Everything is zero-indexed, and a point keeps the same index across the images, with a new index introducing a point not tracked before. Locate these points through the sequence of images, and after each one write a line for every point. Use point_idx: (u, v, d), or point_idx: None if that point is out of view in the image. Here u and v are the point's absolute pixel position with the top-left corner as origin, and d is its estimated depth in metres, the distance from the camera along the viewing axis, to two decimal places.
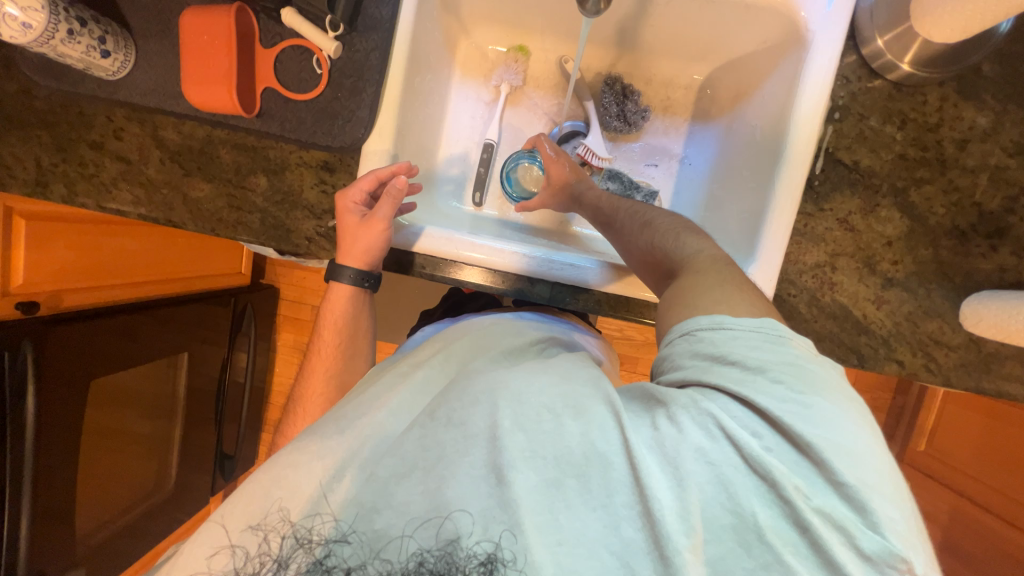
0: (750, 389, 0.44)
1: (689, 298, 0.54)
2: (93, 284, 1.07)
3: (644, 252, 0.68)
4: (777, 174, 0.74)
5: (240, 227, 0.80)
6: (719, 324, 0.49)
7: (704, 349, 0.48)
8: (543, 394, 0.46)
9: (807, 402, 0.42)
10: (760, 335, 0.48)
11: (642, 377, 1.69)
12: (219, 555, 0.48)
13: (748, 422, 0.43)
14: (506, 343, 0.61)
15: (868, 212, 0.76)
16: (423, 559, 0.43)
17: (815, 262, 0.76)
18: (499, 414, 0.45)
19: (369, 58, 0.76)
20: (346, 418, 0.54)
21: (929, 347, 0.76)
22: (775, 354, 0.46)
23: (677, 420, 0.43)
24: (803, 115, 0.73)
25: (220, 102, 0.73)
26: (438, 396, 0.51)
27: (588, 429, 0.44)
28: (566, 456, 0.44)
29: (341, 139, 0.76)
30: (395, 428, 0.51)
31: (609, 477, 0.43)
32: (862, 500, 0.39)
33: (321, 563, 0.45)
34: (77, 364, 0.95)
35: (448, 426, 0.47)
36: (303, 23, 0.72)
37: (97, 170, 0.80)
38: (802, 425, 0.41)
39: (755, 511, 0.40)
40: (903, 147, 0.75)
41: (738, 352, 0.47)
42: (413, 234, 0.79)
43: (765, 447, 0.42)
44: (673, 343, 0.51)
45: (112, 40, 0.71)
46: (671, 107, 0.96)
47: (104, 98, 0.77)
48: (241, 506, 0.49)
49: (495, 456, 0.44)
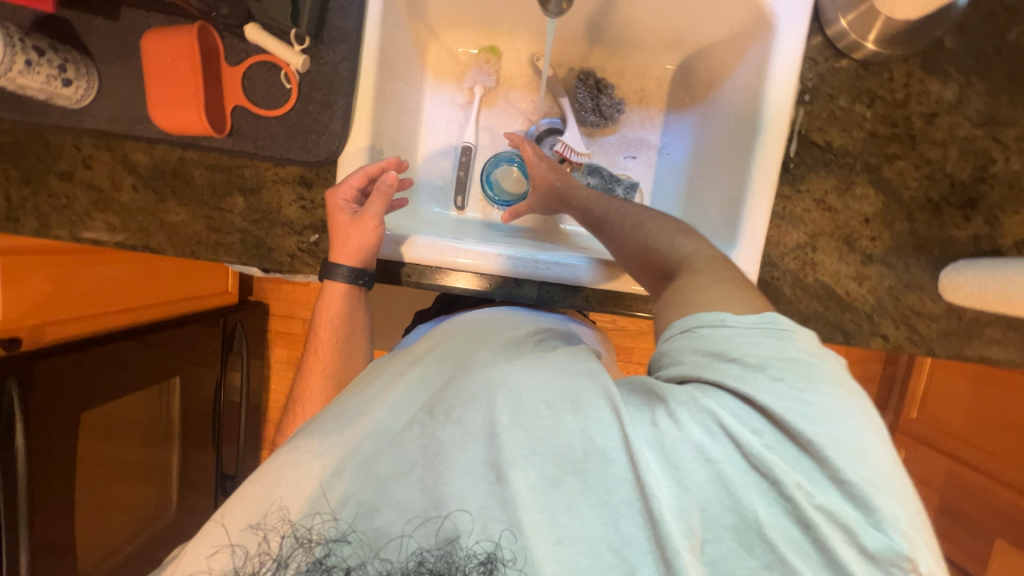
0: (750, 386, 0.44)
1: (690, 295, 0.55)
2: (75, 315, 1.06)
3: (640, 255, 0.68)
4: (753, 158, 0.75)
5: (220, 248, 0.79)
6: (721, 321, 0.49)
7: (703, 345, 0.49)
8: (541, 390, 0.46)
9: (808, 400, 0.43)
10: (761, 330, 0.48)
11: (638, 367, 1.70)
12: (218, 554, 0.47)
13: (749, 419, 0.43)
14: (506, 337, 0.62)
15: (843, 190, 0.77)
16: (423, 559, 0.43)
17: (795, 243, 0.77)
18: (498, 408, 0.46)
19: (338, 70, 0.75)
20: (344, 416, 0.53)
21: (911, 319, 0.78)
22: (776, 349, 0.46)
23: (678, 418, 0.44)
24: (775, 97, 0.74)
25: (189, 124, 0.71)
26: (438, 392, 0.51)
27: (587, 424, 0.45)
28: (566, 454, 0.44)
29: (317, 153, 0.76)
30: (395, 424, 0.50)
31: (609, 473, 0.43)
32: (866, 497, 0.40)
33: (321, 563, 0.45)
34: (67, 396, 0.95)
35: (448, 423, 0.47)
36: (268, 38, 0.71)
37: (68, 201, 0.79)
38: (804, 423, 0.42)
39: (755, 509, 0.41)
40: (873, 125, 0.76)
41: (738, 348, 0.47)
42: (403, 242, 0.79)
43: (765, 445, 0.42)
44: (674, 338, 0.52)
45: (72, 68, 0.70)
46: (645, 98, 0.96)
47: (71, 127, 0.75)
48: (239, 506, 0.48)
49: (494, 452, 0.44)
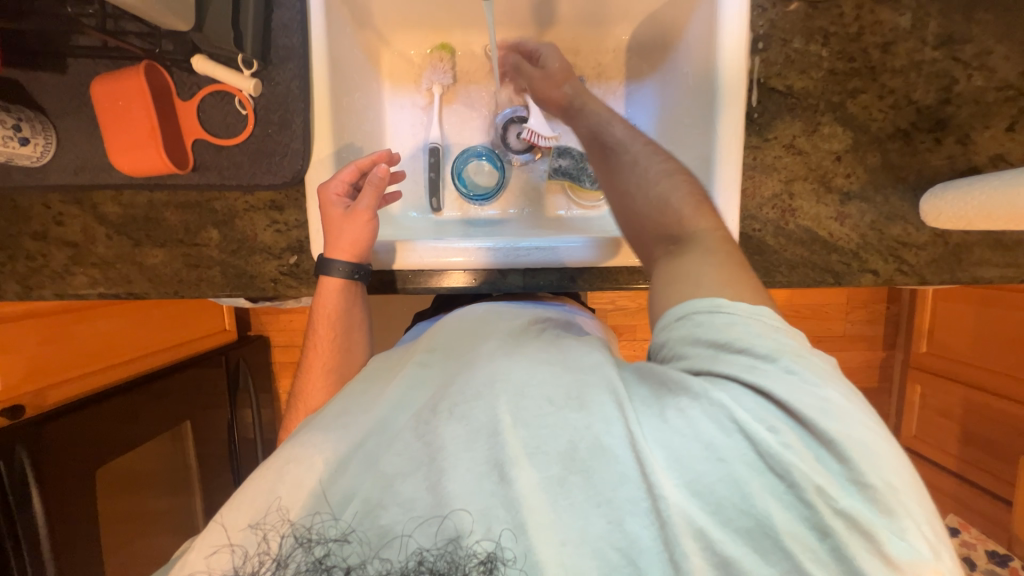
0: (762, 378, 0.43)
1: (693, 273, 0.53)
2: (78, 374, 1.06)
3: (652, 207, 0.61)
4: (716, 112, 0.75)
5: (203, 284, 0.79)
6: (718, 307, 0.48)
7: (704, 334, 0.47)
8: (544, 386, 0.47)
9: (824, 396, 0.42)
10: (759, 321, 0.47)
11: (642, 343, 1.70)
12: (219, 554, 0.46)
13: (765, 415, 0.42)
14: (507, 327, 0.61)
15: (811, 132, 0.76)
16: (423, 558, 0.43)
17: (772, 192, 0.77)
18: (500, 406, 0.46)
19: (291, 88, 0.75)
20: (348, 413, 0.52)
21: (898, 251, 0.77)
22: (773, 342, 0.45)
23: (687, 412, 0.43)
24: (729, 48, 0.73)
25: (150, 163, 0.71)
26: (439, 389, 0.51)
27: (592, 420, 0.45)
28: (572, 452, 0.44)
29: (283, 174, 0.75)
30: (399, 419, 0.49)
31: (614, 471, 0.43)
32: (888, 502, 0.39)
33: (321, 562, 0.45)
34: (81, 456, 0.97)
35: (450, 420, 0.47)
36: (216, 67, 0.70)
37: (45, 260, 0.79)
38: (825, 421, 0.41)
39: (771, 510, 0.40)
40: (831, 62, 0.75)
41: (746, 339, 0.45)
42: (398, 249, 0.78)
43: (783, 443, 0.41)
44: (671, 326, 0.50)
45: (27, 125, 0.70)
46: (604, 71, 0.95)
47: (36, 186, 0.75)
48: (239, 506, 0.47)
49: (497, 451, 0.45)
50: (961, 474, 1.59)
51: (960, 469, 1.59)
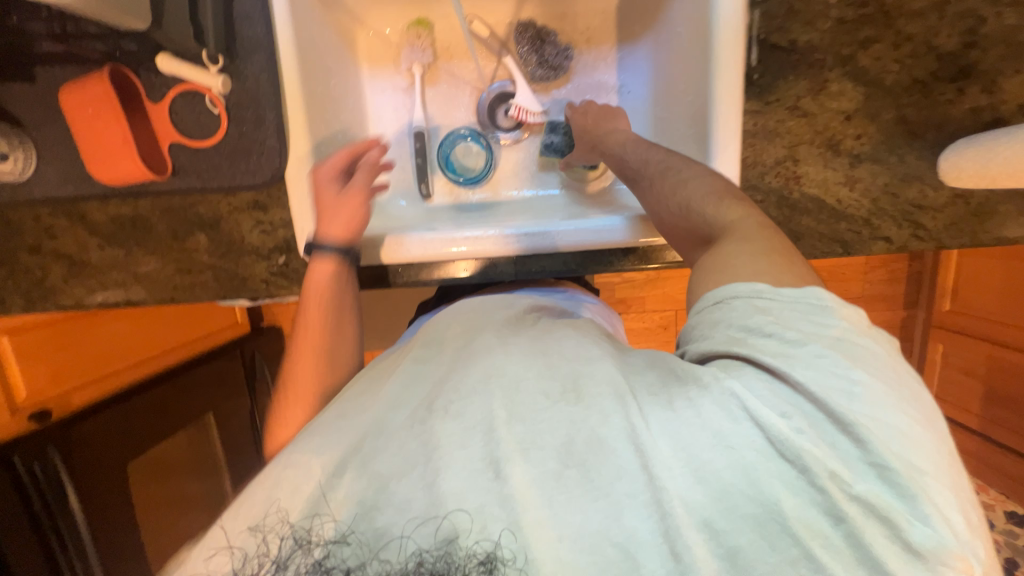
0: (785, 361, 0.40)
1: (731, 264, 0.50)
2: (100, 376, 1.09)
3: (677, 216, 0.61)
4: (712, 76, 0.69)
5: (197, 289, 0.79)
6: (758, 293, 0.46)
7: (736, 319, 0.45)
8: (538, 381, 0.46)
9: (854, 379, 0.39)
10: (803, 306, 0.44)
11: (651, 315, 1.68)
12: (219, 556, 0.45)
13: (779, 400, 0.40)
14: (504, 317, 0.60)
15: (817, 91, 0.70)
16: (422, 559, 0.42)
17: (774, 159, 0.72)
18: (495, 402, 0.45)
19: (260, 83, 0.72)
20: (346, 414, 0.50)
21: (914, 215, 0.72)
22: (813, 324, 0.42)
23: (698, 402, 0.42)
24: (724, 3, 0.67)
25: (128, 171, 0.70)
26: (435, 386, 0.49)
27: (590, 413, 0.44)
28: (568, 447, 0.43)
29: (262, 174, 0.74)
30: (397, 418, 0.48)
31: (613, 464, 0.42)
32: (913, 488, 0.36)
33: (321, 564, 0.43)
34: (107, 451, 1.02)
35: (445, 418, 0.46)
36: (181, 66, 0.68)
37: (44, 273, 0.80)
38: (847, 403, 0.38)
39: (779, 499, 0.39)
40: (840, 10, 0.68)
41: (792, 325, 0.43)
42: (388, 243, 0.77)
43: (797, 430, 0.39)
44: (705, 311, 0.49)
45: (4, 142, 0.69)
46: (593, 37, 0.89)
47: (24, 201, 0.75)
48: (242, 506, 0.47)
49: (493, 447, 0.44)
50: (983, 432, 1.55)
51: (983, 428, 1.55)
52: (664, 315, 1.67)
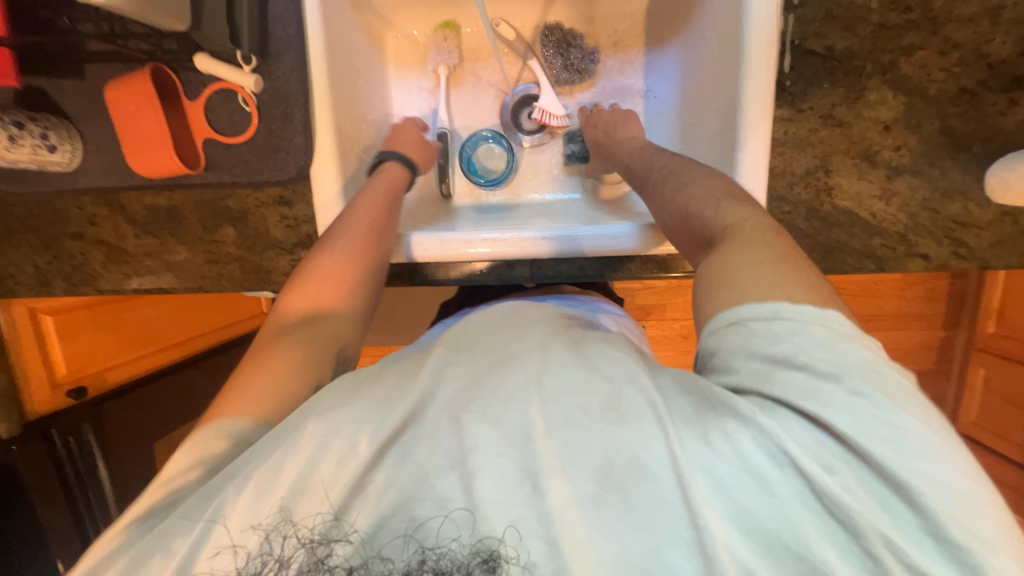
0: (817, 403, 0.40)
1: (735, 277, 0.49)
2: (132, 358, 1.13)
3: (677, 220, 0.62)
4: (741, 82, 0.67)
5: (223, 279, 0.82)
6: (774, 313, 0.45)
7: (757, 347, 0.44)
8: (578, 395, 0.45)
9: (900, 428, 0.39)
10: (820, 330, 0.43)
11: (671, 324, 1.64)
12: (220, 555, 0.43)
13: (825, 454, 0.40)
14: (543, 317, 0.57)
15: (854, 99, 0.67)
16: (425, 556, 0.42)
17: (804, 169, 0.69)
18: (535, 412, 0.44)
19: (290, 82, 0.74)
20: (390, 395, 0.48)
21: (955, 232, 0.68)
22: (837, 354, 0.42)
23: (735, 438, 0.41)
24: (757, 7, 0.65)
25: (164, 165, 0.73)
26: (471, 385, 0.48)
27: (631, 434, 0.43)
28: (608, 468, 0.42)
29: (288, 171, 0.76)
30: (434, 412, 0.46)
31: (652, 492, 0.41)
32: (970, 557, 0.36)
33: (324, 562, 0.43)
34: (135, 425, 1.12)
35: (484, 422, 0.45)
36: (217, 65, 0.70)
37: (84, 258, 0.84)
38: (900, 460, 0.38)
39: (826, 557, 0.38)
40: (882, 15, 0.65)
41: (831, 362, 0.41)
42: (414, 240, 0.77)
43: (843, 486, 0.39)
44: (721, 334, 0.47)
45: (54, 133, 0.74)
46: (621, 40, 0.88)
47: (70, 190, 0.80)
48: (239, 499, 0.43)
49: (530, 459, 0.43)
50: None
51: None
52: (686, 323, 1.64)
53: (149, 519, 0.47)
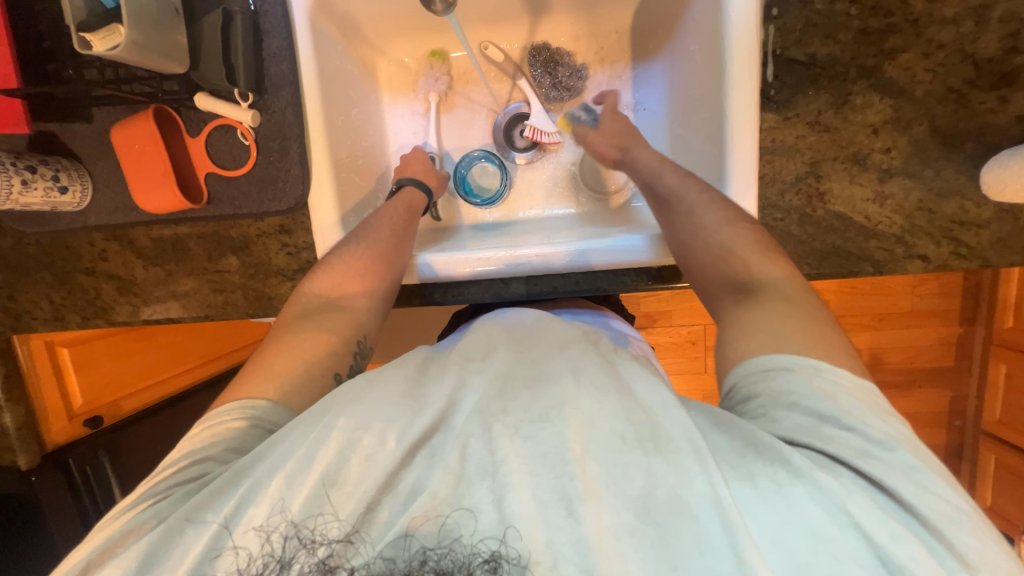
0: (872, 466, 0.43)
1: (760, 326, 0.54)
2: (144, 386, 1.17)
3: (715, 257, 0.64)
4: (725, 94, 0.68)
5: (229, 307, 0.84)
6: (817, 369, 0.49)
7: (806, 403, 0.47)
8: (615, 421, 0.45)
9: (944, 496, 0.43)
10: (863, 395, 0.48)
11: (679, 330, 1.63)
12: (222, 557, 0.44)
13: (884, 515, 0.41)
14: (563, 330, 0.57)
15: (840, 105, 0.67)
16: (426, 556, 0.42)
17: (794, 176, 0.69)
18: (572, 431, 0.45)
19: (286, 115, 0.77)
20: (414, 398, 0.49)
21: (954, 231, 0.67)
22: (882, 426, 0.46)
23: (785, 487, 0.42)
24: (737, 21, 0.66)
25: (167, 201, 0.76)
26: (501, 395, 0.48)
27: (673, 468, 0.43)
28: (649, 499, 0.43)
29: (286, 201, 0.78)
30: (462, 419, 0.47)
31: (691, 531, 0.41)
32: None
33: (324, 563, 0.43)
34: (146, 450, 1.14)
35: (518, 440, 0.45)
36: (216, 103, 0.74)
37: (96, 292, 0.87)
38: (953, 530, 0.42)
39: None
40: (862, 21, 0.66)
41: (866, 420, 0.46)
42: (419, 263, 0.79)
43: (912, 556, 0.40)
44: (756, 379, 0.51)
45: (65, 175, 0.77)
46: (608, 55, 0.89)
47: (82, 227, 0.83)
48: (251, 495, 0.45)
49: (565, 483, 0.43)
50: None
51: None
52: (693, 329, 1.62)
53: (176, 489, 0.50)
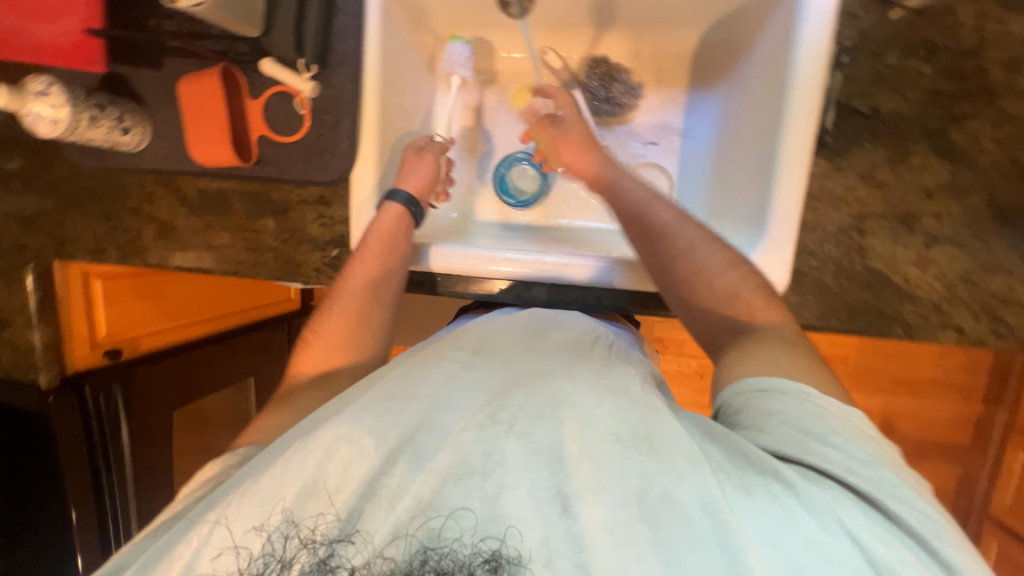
0: (858, 478, 0.44)
1: (763, 358, 0.56)
2: (167, 326, 1.18)
3: (717, 298, 0.65)
4: (780, 134, 0.67)
5: (258, 266, 0.87)
6: (806, 395, 0.50)
7: (794, 421, 0.48)
8: (611, 419, 0.46)
9: (930, 513, 0.43)
10: (848, 419, 0.49)
11: (689, 360, 1.61)
12: (222, 556, 0.47)
13: (875, 526, 0.42)
14: (564, 338, 0.61)
15: (897, 162, 0.66)
16: (427, 556, 0.44)
17: (837, 227, 0.68)
18: (568, 430, 0.46)
19: (343, 91, 0.79)
20: (393, 399, 0.52)
21: (994, 307, 0.66)
22: (867, 448, 0.46)
23: (782, 500, 0.42)
24: (805, 61, 0.65)
25: (219, 156, 0.79)
26: (494, 394, 0.50)
27: (668, 468, 0.44)
28: (643, 499, 0.43)
29: (331, 173, 0.80)
30: (450, 421, 0.49)
31: (688, 531, 0.41)
32: None
33: (325, 563, 0.45)
34: (159, 390, 1.13)
35: (511, 436, 0.46)
36: (280, 70, 0.76)
37: (137, 232, 0.91)
38: (939, 545, 0.42)
39: None
40: (934, 81, 0.64)
41: (845, 437, 0.47)
42: (433, 252, 0.81)
43: (906, 565, 0.40)
44: (749, 398, 0.53)
45: (128, 117, 0.81)
46: (666, 78, 0.90)
47: (135, 168, 0.87)
48: (242, 506, 0.48)
49: (561, 480, 0.44)
50: None
51: None
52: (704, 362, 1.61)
53: (150, 536, 0.53)
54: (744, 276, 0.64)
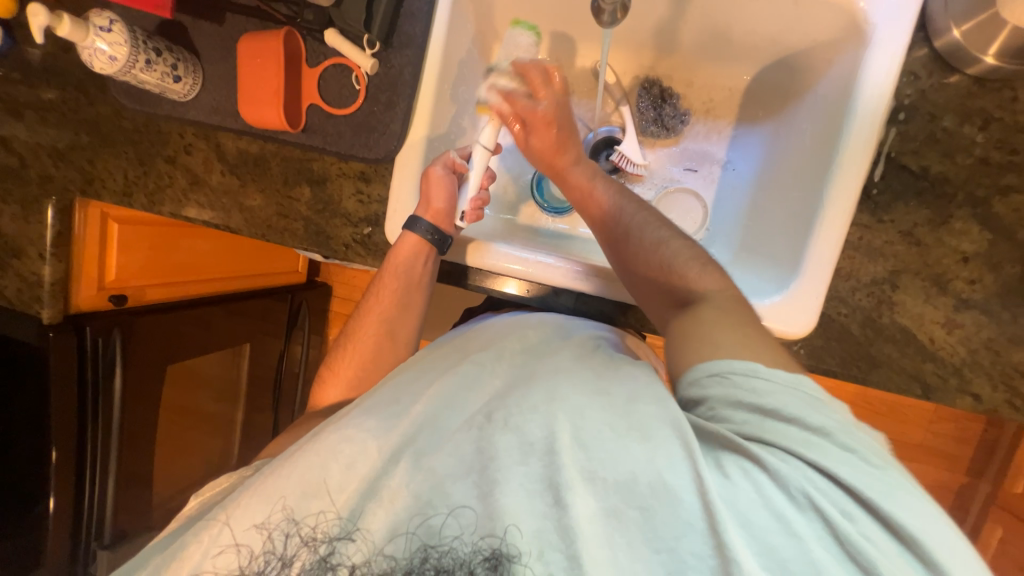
0: (816, 452, 0.44)
1: (712, 328, 0.55)
2: (175, 279, 1.17)
3: (655, 271, 0.67)
4: (829, 180, 0.68)
5: (287, 233, 0.86)
6: (753, 372, 0.49)
7: (747, 399, 0.48)
8: (602, 414, 0.50)
9: (888, 477, 0.43)
10: (799, 394, 0.47)
11: None
12: (225, 553, 0.54)
13: (839, 497, 0.43)
14: (563, 342, 0.65)
15: (938, 224, 0.67)
16: (427, 554, 0.50)
17: (871, 278, 0.69)
18: (557, 425, 0.50)
19: (402, 73, 0.79)
20: (398, 404, 0.59)
21: (1013, 380, 0.67)
22: (819, 418, 0.46)
23: (754, 476, 0.45)
24: (862, 113, 0.66)
25: (269, 118, 0.78)
26: (494, 402, 0.55)
27: (654, 455, 0.47)
28: (630, 486, 0.47)
29: (376, 151, 0.80)
30: (450, 423, 0.55)
31: (677, 517, 0.46)
32: None
33: (325, 560, 0.52)
34: (157, 344, 1.07)
35: (505, 430, 0.52)
36: (343, 42, 0.76)
37: (170, 181, 0.90)
38: (895, 509, 0.42)
39: None
40: (985, 150, 0.66)
41: (794, 410, 0.47)
42: (467, 245, 0.81)
43: (862, 533, 0.42)
44: (704, 383, 0.52)
45: (182, 66, 0.80)
46: (714, 109, 0.90)
47: (178, 118, 0.86)
48: (245, 507, 0.55)
49: (554, 474, 0.49)
50: None
51: None
52: None
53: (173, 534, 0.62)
54: (688, 254, 0.66)
